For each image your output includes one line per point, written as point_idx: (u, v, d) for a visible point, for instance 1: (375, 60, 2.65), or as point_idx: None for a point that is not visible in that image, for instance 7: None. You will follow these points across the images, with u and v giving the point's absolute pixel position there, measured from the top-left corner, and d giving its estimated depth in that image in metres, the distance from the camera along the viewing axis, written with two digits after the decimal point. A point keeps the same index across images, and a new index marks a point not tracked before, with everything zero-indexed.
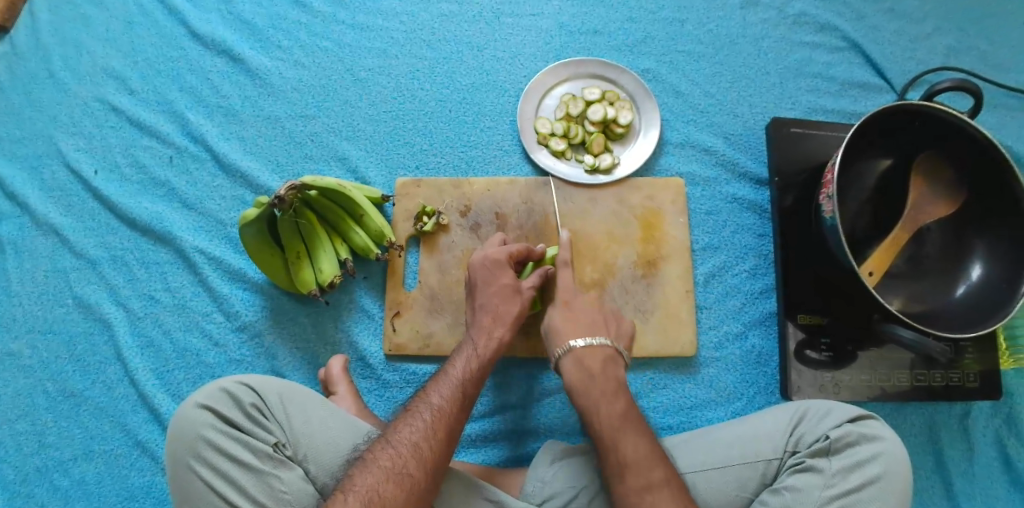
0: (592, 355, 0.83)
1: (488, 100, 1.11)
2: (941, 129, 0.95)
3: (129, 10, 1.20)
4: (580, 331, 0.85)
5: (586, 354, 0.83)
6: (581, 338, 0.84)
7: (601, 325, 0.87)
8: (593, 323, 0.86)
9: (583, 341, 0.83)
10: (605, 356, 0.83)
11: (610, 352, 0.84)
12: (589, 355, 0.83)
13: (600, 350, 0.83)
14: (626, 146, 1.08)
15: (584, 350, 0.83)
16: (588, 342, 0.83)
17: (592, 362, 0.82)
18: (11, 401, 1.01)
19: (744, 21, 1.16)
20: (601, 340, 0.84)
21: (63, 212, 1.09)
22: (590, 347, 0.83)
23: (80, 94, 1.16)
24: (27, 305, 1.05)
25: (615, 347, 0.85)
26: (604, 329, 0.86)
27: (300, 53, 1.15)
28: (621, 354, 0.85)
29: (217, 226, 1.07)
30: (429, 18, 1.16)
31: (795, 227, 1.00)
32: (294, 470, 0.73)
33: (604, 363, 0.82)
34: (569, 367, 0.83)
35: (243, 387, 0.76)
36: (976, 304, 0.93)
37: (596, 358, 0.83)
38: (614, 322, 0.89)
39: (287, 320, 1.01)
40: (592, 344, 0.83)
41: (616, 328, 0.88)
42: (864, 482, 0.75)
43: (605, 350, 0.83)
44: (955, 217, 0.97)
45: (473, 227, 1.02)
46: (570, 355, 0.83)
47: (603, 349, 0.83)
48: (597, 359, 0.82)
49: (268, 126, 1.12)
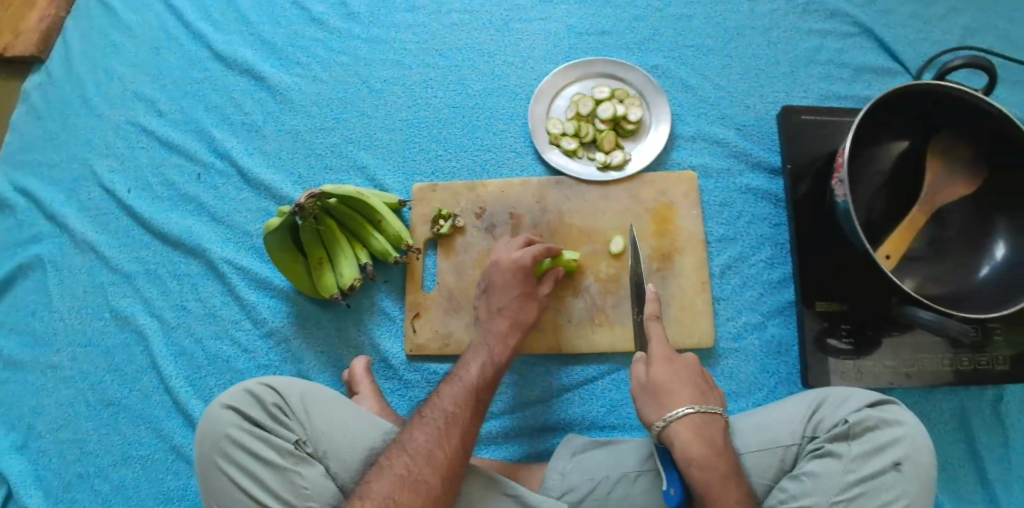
0: (710, 427, 0.76)
1: (500, 104, 1.13)
2: (956, 109, 0.94)
3: (156, 36, 1.25)
4: (684, 392, 0.78)
5: (703, 424, 0.75)
6: (693, 405, 0.77)
7: (705, 392, 0.80)
8: (698, 390, 0.80)
9: (698, 408, 0.76)
10: (720, 427, 0.76)
11: (723, 422, 0.77)
12: (706, 425, 0.76)
13: (717, 420, 0.77)
14: (638, 142, 1.09)
15: (701, 419, 0.76)
16: (702, 410, 0.77)
17: (712, 434, 0.75)
18: (54, 410, 1.06)
19: (752, 13, 1.17)
20: (714, 409, 0.77)
21: (99, 230, 1.15)
22: (704, 416, 0.76)
23: (111, 117, 1.21)
24: (67, 319, 1.10)
25: (723, 416, 0.79)
26: (711, 395, 0.80)
27: (318, 68, 1.19)
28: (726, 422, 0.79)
29: (243, 237, 1.11)
30: (441, 28, 1.19)
31: (811, 217, 1.00)
32: (313, 466, 0.76)
33: (722, 435, 0.76)
34: (684, 435, 0.75)
35: (265, 388, 0.79)
36: (1004, 284, 0.92)
37: (713, 430, 0.76)
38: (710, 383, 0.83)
39: (312, 324, 1.04)
40: (708, 414, 0.76)
41: (716, 393, 0.81)
42: (884, 467, 0.75)
43: (717, 420, 0.77)
44: (975, 197, 0.96)
45: (489, 228, 1.04)
46: (687, 423, 0.75)
47: (717, 418, 0.77)
48: (715, 431, 0.76)
49: (290, 139, 1.15)
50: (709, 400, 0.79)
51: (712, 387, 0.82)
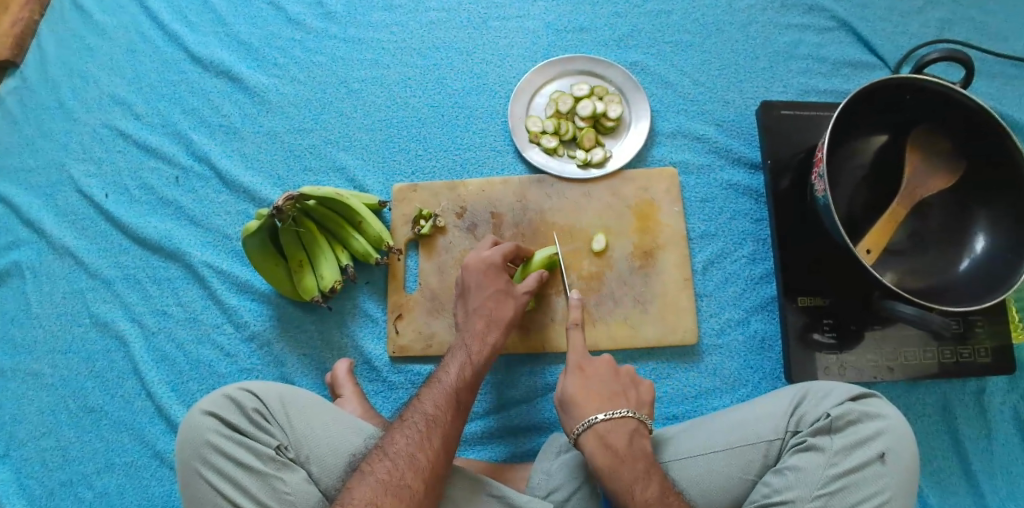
0: (616, 432, 0.78)
1: (479, 102, 1.13)
2: (934, 102, 0.94)
3: (131, 38, 1.24)
4: (597, 400, 0.81)
5: (609, 431, 0.78)
6: (601, 412, 0.79)
7: (618, 393, 0.82)
8: (612, 393, 0.82)
9: (605, 416, 0.79)
10: (629, 430, 0.79)
11: (633, 425, 0.79)
12: (612, 431, 0.78)
13: (623, 424, 0.79)
14: (618, 139, 1.08)
15: (606, 426, 0.78)
16: (609, 415, 0.79)
17: (618, 440, 0.78)
18: (35, 419, 1.04)
19: (731, 9, 1.17)
20: (621, 412, 0.79)
21: (77, 235, 1.13)
22: (611, 421, 0.78)
23: (88, 121, 1.20)
24: (47, 326, 1.09)
25: (637, 417, 0.80)
26: (623, 396, 0.82)
27: (295, 69, 1.18)
28: (644, 423, 0.81)
29: (223, 241, 1.10)
30: (418, 27, 1.18)
31: (792, 212, 1.00)
32: (296, 472, 0.75)
33: (629, 438, 0.78)
34: (592, 445, 0.78)
35: (245, 393, 0.78)
36: (984, 277, 0.92)
37: (620, 434, 0.78)
38: (629, 381, 0.84)
39: (295, 327, 1.03)
40: (613, 417, 0.79)
41: (633, 392, 0.83)
42: (865, 461, 0.76)
43: (629, 425, 0.79)
44: (954, 190, 0.97)
45: (470, 228, 1.03)
46: (592, 432, 0.78)
47: (624, 421, 0.79)
48: (621, 435, 0.78)
49: (268, 141, 1.14)
50: (618, 403, 0.81)
51: (632, 386, 0.84)
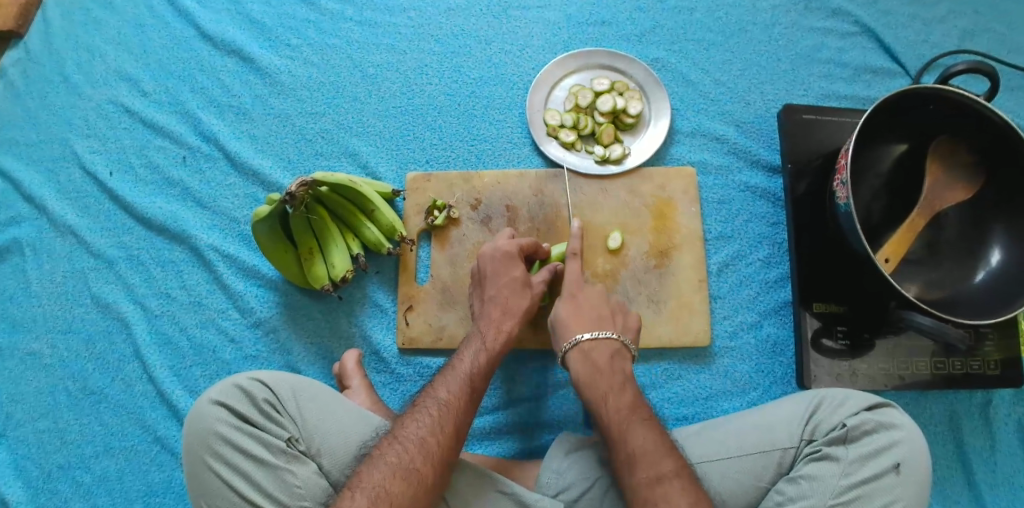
0: (599, 351, 0.83)
1: (497, 93, 1.11)
2: (958, 113, 0.93)
3: (141, 13, 1.21)
4: (586, 323, 0.85)
5: (591, 348, 0.83)
6: (587, 331, 0.84)
7: (606, 318, 0.87)
8: (600, 317, 0.86)
9: (590, 334, 0.84)
10: (611, 350, 0.83)
11: (616, 346, 0.84)
12: (595, 349, 0.83)
13: (606, 343, 0.84)
14: (636, 136, 1.07)
15: (590, 345, 0.83)
16: (593, 334, 0.84)
17: (599, 357, 0.83)
18: (32, 399, 1.02)
19: (754, 9, 1.15)
20: (606, 333, 0.84)
21: (79, 213, 1.11)
22: (595, 340, 0.84)
23: (94, 97, 1.17)
24: (47, 306, 1.06)
25: (622, 341, 0.85)
26: (610, 324, 0.86)
27: (309, 51, 1.15)
28: (628, 347, 0.86)
29: (230, 224, 1.08)
30: (437, 13, 1.16)
31: (809, 215, 0.99)
32: (306, 464, 0.74)
33: (611, 357, 0.83)
34: (576, 362, 0.83)
35: (255, 382, 0.76)
36: (999, 290, 0.91)
37: (602, 354, 0.83)
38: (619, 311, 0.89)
39: (301, 315, 1.02)
40: (598, 336, 0.84)
41: (621, 321, 0.88)
42: (882, 471, 0.75)
43: (609, 345, 0.84)
44: (973, 202, 0.96)
45: (485, 220, 1.02)
46: (577, 351, 0.83)
47: (608, 342, 0.84)
48: (604, 352, 0.83)
49: (279, 124, 1.12)
50: (604, 326, 0.85)
51: (620, 313, 0.89)
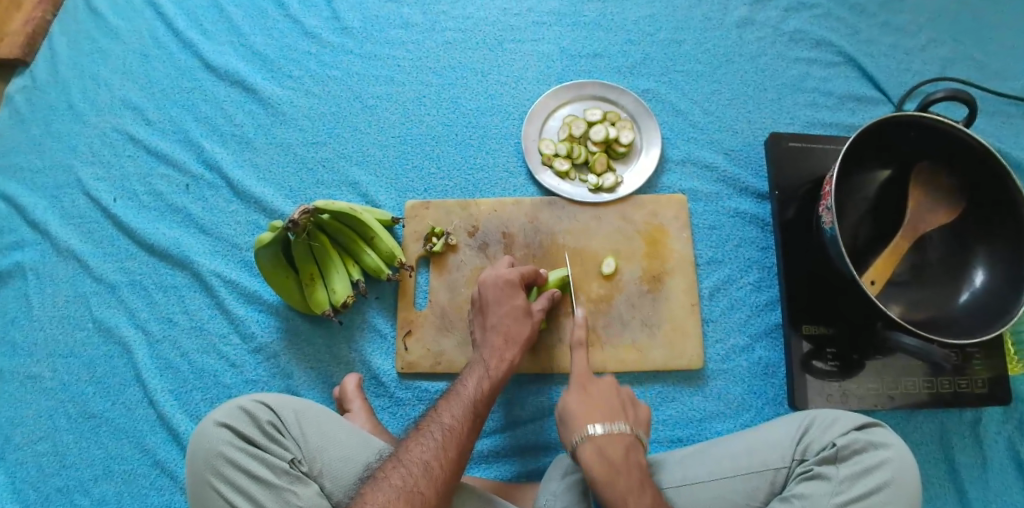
0: (612, 445, 0.78)
1: (493, 123, 1.15)
2: (938, 139, 0.97)
3: (146, 44, 1.25)
4: (597, 416, 0.81)
5: (607, 444, 0.78)
6: (601, 425, 0.80)
7: (618, 409, 0.83)
8: (610, 410, 0.82)
9: (604, 428, 0.79)
10: (625, 444, 0.79)
11: (630, 438, 0.80)
12: (608, 444, 0.78)
13: (621, 438, 0.79)
14: (629, 165, 1.10)
15: (603, 439, 0.79)
16: (608, 428, 0.79)
17: (613, 453, 0.78)
18: (32, 422, 1.03)
19: (740, 40, 1.20)
20: (619, 425, 0.80)
21: (83, 239, 1.13)
22: (608, 435, 0.79)
23: (98, 124, 1.20)
24: (49, 330, 1.08)
25: (634, 433, 0.81)
26: (623, 416, 0.82)
27: (310, 82, 1.19)
28: (640, 438, 0.82)
29: (232, 251, 1.10)
30: (435, 46, 1.20)
31: (797, 239, 1.02)
32: (309, 485, 0.75)
33: (626, 451, 0.78)
34: (588, 457, 0.78)
35: (259, 404, 0.78)
36: (982, 311, 0.94)
37: (615, 447, 0.78)
38: (628, 401, 0.85)
39: (302, 340, 1.03)
40: (612, 431, 0.79)
41: (632, 413, 0.84)
42: (872, 489, 0.77)
43: (626, 437, 0.79)
44: (955, 226, 0.99)
45: (482, 246, 1.04)
46: (589, 445, 0.79)
47: (622, 436, 0.79)
48: (618, 448, 0.78)
49: (281, 153, 1.15)
50: (616, 419, 0.81)
51: (629, 405, 0.85)
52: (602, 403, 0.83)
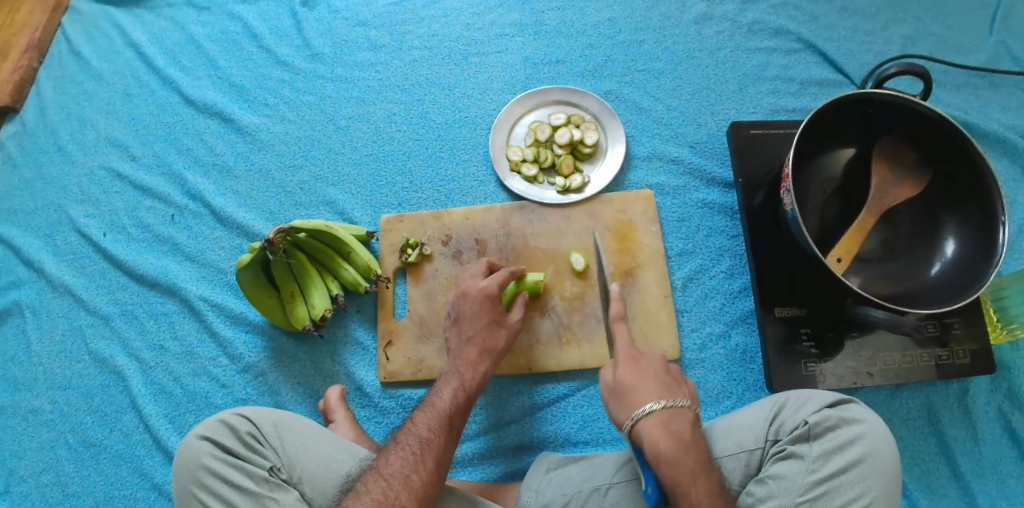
0: (679, 421, 0.78)
1: (462, 134, 1.18)
2: (896, 113, 0.98)
3: (128, 83, 1.30)
4: (656, 393, 0.80)
5: (672, 418, 0.77)
6: (661, 400, 0.79)
7: (672, 387, 0.82)
8: (663, 380, 0.83)
9: (664, 403, 0.78)
10: (688, 419, 0.79)
11: (690, 413, 0.79)
12: (674, 418, 0.78)
13: (684, 414, 0.78)
14: (596, 165, 1.13)
15: (668, 414, 0.78)
16: (669, 403, 0.79)
17: (681, 428, 0.77)
18: (35, 454, 1.07)
19: (699, 36, 1.22)
20: (682, 402, 0.80)
21: (76, 274, 1.17)
22: (672, 410, 0.78)
23: (86, 163, 1.25)
24: (47, 364, 1.12)
25: (692, 408, 0.81)
26: (679, 392, 0.82)
27: (285, 109, 1.23)
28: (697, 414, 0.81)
29: (218, 275, 1.13)
30: (402, 65, 1.24)
31: (764, 224, 1.04)
32: (289, 491, 0.77)
33: (691, 428, 0.78)
34: (653, 430, 0.76)
35: (239, 417, 0.81)
36: (955, 280, 0.95)
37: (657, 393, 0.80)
38: (678, 380, 0.85)
39: (288, 357, 1.06)
40: (675, 407, 0.78)
41: (683, 391, 0.84)
42: (845, 466, 0.78)
43: (688, 415, 0.79)
44: (922, 198, 1.01)
45: (456, 254, 1.07)
46: (654, 419, 0.77)
47: (684, 411, 0.79)
48: (684, 424, 0.78)
49: (260, 178, 1.19)
50: (677, 397, 0.80)
51: (681, 382, 0.85)
52: (655, 381, 0.82)
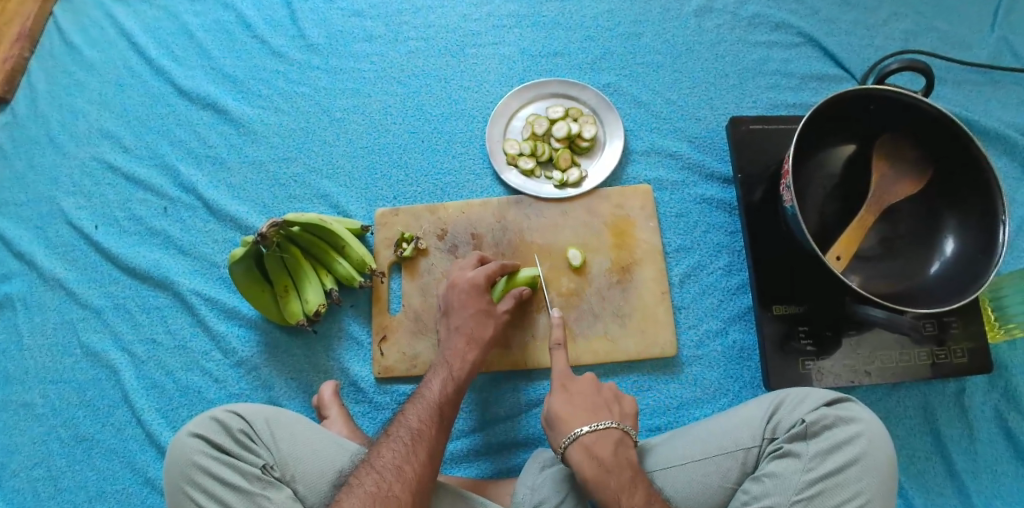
0: (602, 443, 0.81)
1: (459, 127, 1.16)
2: (897, 110, 0.97)
3: (120, 74, 1.28)
4: (583, 417, 0.83)
5: (594, 442, 0.80)
6: (587, 425, 0.82)
7: (602, 407, 0.85)
8: (593, 404, 0.85)
9: (590, 428, 0.82)
10: (613, 440, 0.81)
11: (618, 434, 0.82)
12: (597, 442, 0.81)
13: (608, 436, 0.81)
14: (593, 159, 1.11)
15: (591, 438, 0.81)
16: (593, 427, 0.82)
17: (603, 451, 0.80)
18: (27, 449, 1.06)
19: (699, 28, 1.21)
20: (606, 424, 0.82)
21: (67, 267, 1.16)
22: (595, 434, 0.81)
23: (78, 155, 1.23)
24: (39, 358, 1.11)
25: (622, 429, 0.83)
26: (608, 411, 0.85)
27: (280, 100, 1.21)
28: (629, 434, 0.84)
29: (211, 268, 1.12)
30: (398, 56, 1.22)
31: (763, 221, 1.03)
32: (282, 489, 0.76)
33: (614, 448, 0.81)
34: (577, 456, 0.80)
35: (231, 414, 0.80)
36: (955, 278, 0.94)
37: (582, 415, 0.84)
38: (611, 397, 0.87)
39: (281, 352, 1.05)
40: (598, 430, 0.81)
41: (616, 408, 0.86)
42: (842, 465, 0.77)
43: (614, 434, 0.82)
44: (922, 196, 1.00)
45: (452, 249, 1.06)
46: (577, 445, 0.81)
47: (610, 432, 0.82)
48: (607, 446, 0.81)
49: (254, 171, 1.18)
50: (602, 418, 0.83)
51: (614, 401, 0.87)
52: (585, 402, 0.85)
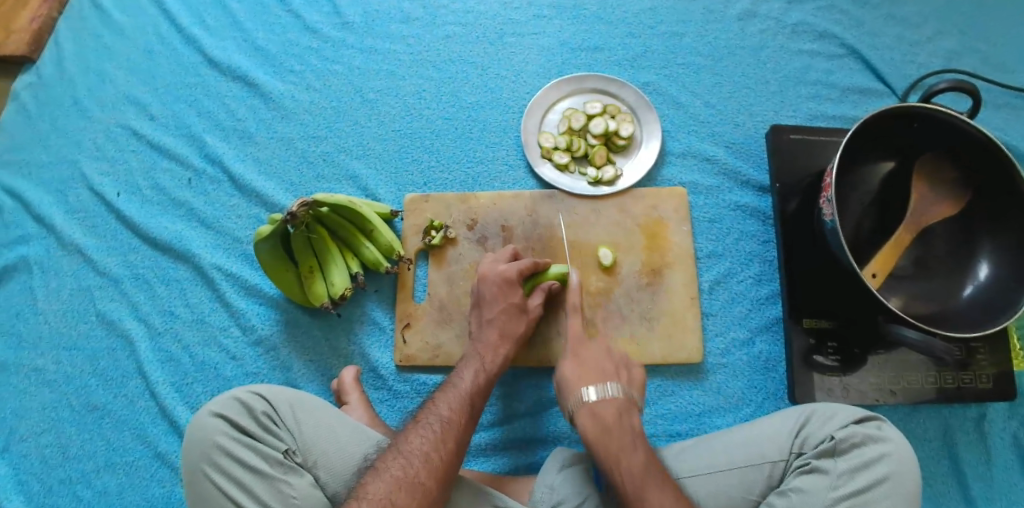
0: (597, 356, 0.88)
1: (493, 117, 1.14)
2: (942, 129, 0.95)
3: (149, 40, 1.26)
4: (587, 338, 0.90)
5: (590, 353, 0.88)
6: (590, 342, 0.89)
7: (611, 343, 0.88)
8: (603, 336, 0.91)
9: (590, 343, 0.89)
10: (610, 357, 0.88)
11: (617, 355, 0.89)
12: (593, 354, 0.88)
13: (606, 353, 0.88)
14: (628, 158, 1.10)
15: (588, 351, 0.88)
16: (595, 344, 0.89)
17: (598, 362, 0.87)
18: (36, 414, 1.04)
19: (742, 33, 1.19)
20: (609, 345, 0.89)
21: (87, 233, 1.14)
22: (594, 349, 0.89)
23: (102, 120, 1.21)
24: (53, 322, 1.09)
25: (622, 353, 0.90)
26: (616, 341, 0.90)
27: (312, 77, 1.19)
28: (629, 360, 0.90)
29: (233, 244, 1.10)
30: (435, 40, 1.20)
31: (798, 231, 1.02)
32: (303, 476, 0.75)
33: (608, 363, 0.87)
34: (572, 360, 0.88)
35: (254, 395, 0.79)
36: (987, 304, 0.93)
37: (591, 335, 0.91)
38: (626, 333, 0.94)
39: (301, 333, 1.04)
40: (599, 347, 0.89)
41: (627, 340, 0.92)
42: (871, 484, 0.76)
43: (613, 357, 0.88)
44: (960, 218, 0.98)
45: (480, 240, 1.04)
46: (575, 353, 0.89)
47: (610, 353, 0.89)
48: (602, 359, 0.88)
49: (282, 147, 1.16)
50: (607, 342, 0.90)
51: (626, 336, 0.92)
52: (596, 332, 0.91)
